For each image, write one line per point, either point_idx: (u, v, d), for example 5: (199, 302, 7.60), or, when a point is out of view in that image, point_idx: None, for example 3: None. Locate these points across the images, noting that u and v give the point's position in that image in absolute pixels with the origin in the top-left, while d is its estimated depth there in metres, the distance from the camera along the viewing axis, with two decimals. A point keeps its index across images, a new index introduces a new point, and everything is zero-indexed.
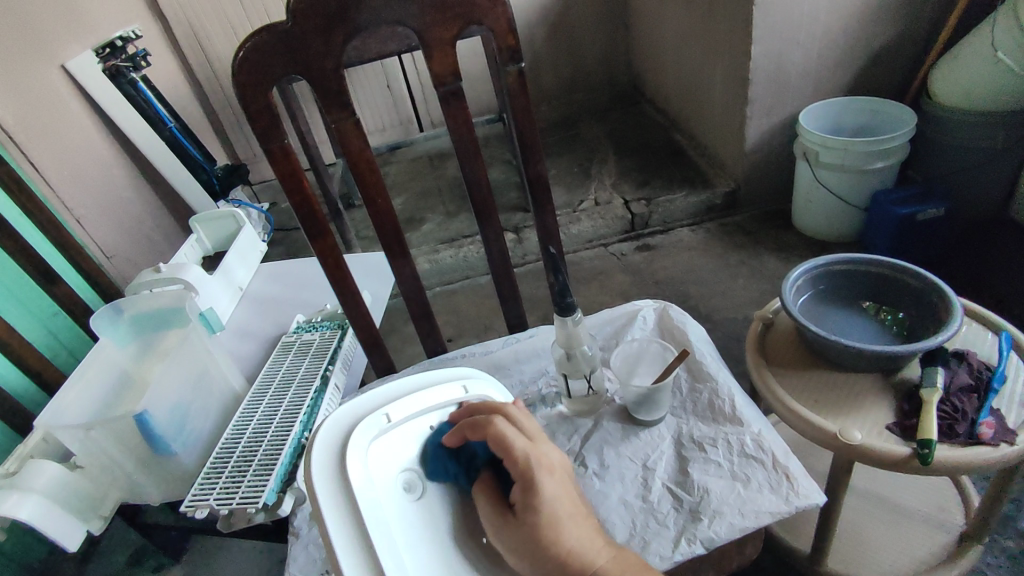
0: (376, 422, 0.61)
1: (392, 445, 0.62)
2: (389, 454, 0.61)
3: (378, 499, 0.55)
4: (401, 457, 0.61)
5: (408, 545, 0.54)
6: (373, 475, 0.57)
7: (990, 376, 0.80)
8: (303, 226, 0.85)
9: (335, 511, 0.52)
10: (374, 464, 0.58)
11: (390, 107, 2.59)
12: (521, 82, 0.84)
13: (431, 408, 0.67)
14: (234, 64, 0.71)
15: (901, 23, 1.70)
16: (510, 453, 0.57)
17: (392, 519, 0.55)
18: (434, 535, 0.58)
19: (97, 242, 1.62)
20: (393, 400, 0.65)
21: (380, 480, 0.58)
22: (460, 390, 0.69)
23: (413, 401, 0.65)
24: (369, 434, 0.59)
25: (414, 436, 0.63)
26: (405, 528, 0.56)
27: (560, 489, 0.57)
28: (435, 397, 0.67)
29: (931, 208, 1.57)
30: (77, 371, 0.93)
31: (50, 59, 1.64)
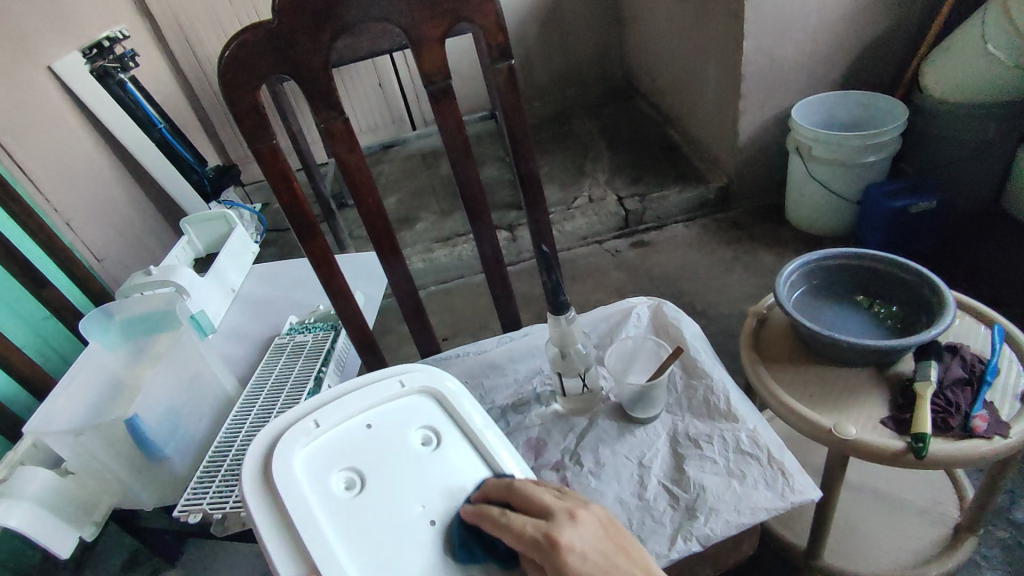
0: (304, 430, 0.65)
1: (328, 449, 0.64)
2: (328, 453, 0.64)
3: (312, 502, 0.59)
4: (338, 454, 0.64)
5: (349, 534, 0.57)
6: (307, 481, 0.61)
7: (983, 370, 0.80)
8: (293, 227, 0.84)
9: (266, 523, 0.57)
10: (311, 470, 0.62)
11: (382, 105, 2.58)
12: (511, 79, 0.83)
13: (366, 407, 0.68)
14: (220, 63, 0.70)
15: (892, 16, 1.70)
16: (528, 538, 0.56)
17: (329, 517, 0.58)
18: (381, 518, 0.59)
19: (87, 244, 1.60)
20: (326, 406, 0.68)
21: (316, 484, 0.61)
22: (397, 385, 0.70)
23: (346, 404, 0.68)
24: (297, 445, 0.63)
25: (351, 435, 0.66)
26: (345, 518, 0.58)
27: (590, 552, 0.56)
28: (368, 397, 0.69)
29: (923, 201, 1.58)
30: (65, 377, 0.92)
31: (36, 60, 1.62)
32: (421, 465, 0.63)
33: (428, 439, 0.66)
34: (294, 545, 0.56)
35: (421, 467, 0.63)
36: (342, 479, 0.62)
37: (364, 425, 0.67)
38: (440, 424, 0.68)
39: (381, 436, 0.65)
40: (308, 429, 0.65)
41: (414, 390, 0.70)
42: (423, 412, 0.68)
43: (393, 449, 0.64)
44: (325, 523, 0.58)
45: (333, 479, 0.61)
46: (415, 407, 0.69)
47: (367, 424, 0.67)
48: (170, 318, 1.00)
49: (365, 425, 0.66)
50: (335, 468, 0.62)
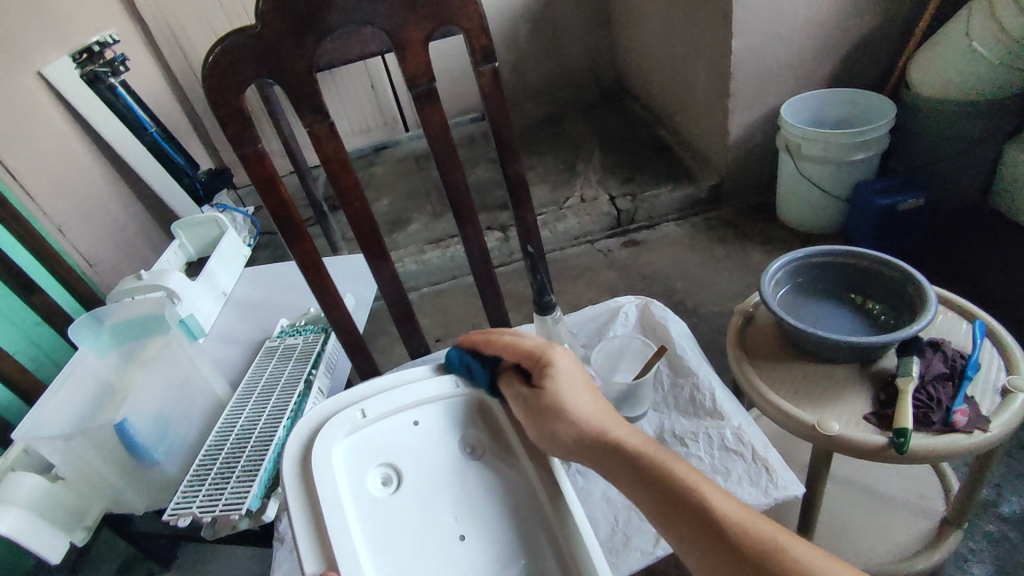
0: (349, 418, 0.64)
1: (370, 442, 0.63)
2: (370, 445, 0.63)
3: (345, 494, 0.58)
4: (380, 448, 0.62)
5: (378, 534, 0.56)
6: (344, 471, 0.60)
7: (964, 364, 0.81)
8: (280, 230, 0.85)
9: (299, 502, 0.56)
10: (349, 460, 0.61)
11: (374, 108, 2.58)
12: (495, 81, 0.84)
13: (415, 404, 0.66)
14: (204, 68, 0.70)
15: (878, 14, 1.72)
16: (523, 350, 0.66)
17: (359, 510, 0.57)
18: (416, 524, 0.58)
19: (78, 249, 1.60)
20: (376, 397, 0.66)
21: (353, 476, 0.60)
22: (451, 386, 0.68)
23: (396, 399, 0.66)
24: (342, 432, 0.62)
25: (395, 432, 0.64)
26: (376, 518, 0.57)
27: (572, 369, 0.63)
28: (417, 394, 0.67)
29: (911, 198, 1.59)
30: (55, 384, 0.92)
31: (26, 65, 1.62)
32: (459, 478, 0.61)
33: (471, 449, 0.64)
34: (318, 533, 0.54)
35: (458, 480, 0.61)
36: (379, 476, 0.61)
37: (411, 421, 0.65)
38: (484, 435, 0.65)
39: (424, 438, 0.64)
40: (355, 418, 0.64)
41: (464, 392, 0.67)
42: (469, 419, 0.66)
43: (435, 453, 0.63)
44: (354, 519, 0.56)
45: (371, 474, 0.60)
46: (461, 411, 0.66)
47: (414, 421, 0.65)
48: (159, 323, 1.00)
49: (410, 422, 0.65)
50: (373, 463, 0.61)
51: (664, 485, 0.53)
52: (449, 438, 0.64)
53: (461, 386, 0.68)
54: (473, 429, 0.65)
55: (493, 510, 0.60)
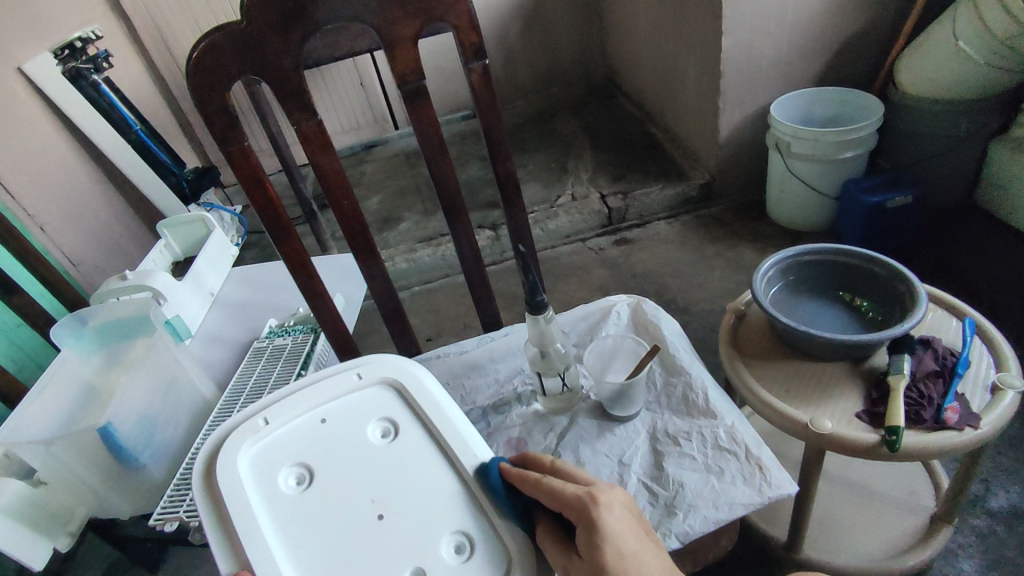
0: (251, 428, 0.62)
1: (278, 446, 0.61)
2: (278, 450, 0.61)
3: (253, 500, 0.57)
4: (289, 452, 0.61)
5: (296, 534, 0.55)
6: (251, 479, 0.59)
7: (954, 362, 0.82)
8: (268, 230, 0.83)
9: (210, 520, 0.56)
10: (256, 468, 0.60)
11: (363, 105, 2.56)
12: (485, 78, 0.83)
13: (321, 402, 0.65)
14: (188, 65, 0.69)
15: (867, 13, 1.72)
16: (564, 502, 0.55)
17: (272, 516, 0.56)
18: (331, 515, 0.56)
19: (61, 249, 1.57)
20: (278, 403, 0.65)
21: (262, 481, 0.58)
22: (354, 378, 0.66)
23: (296, 400, 0.64)
24: (243, 444, 0.61)
25: (303, 431, 0.63)
26: (291, 519, 0.56)
27: (622, 522, 0.54)
28: (320, 392, 0.65)
29: (899, 196, 1.60)
30: (36, 388, 0.90)
31: (6, 62, 1.59)
32: (375, 460, 0.60)
33: (385, 433, 0.62)
34: (232, 544, 0.54)
35: (374, 462, 0.59)
36: (290, 476, 0.59)
37: (317, 420, 0.63)
38: (400, 416, 0.63)
39: (334, 432, 0.62)
40: (256, 427, 0.62)
41: (368, 387, 0.66)
42: (381, 405, 0.64)
43: (348, 442, 0.61)
44: (269, 522, 0.56)
45: (280, 477, 0.59)
46: (371, 404, 0.64)
47: (322, 419, 0.63)
48: (145, 325, 0.99)
49: (320, 421, 0.63)
50: (283, 464, 0.60)
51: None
52: (362, 427, 0.62)
53: (363, 381, 0.66)
54: (389, 417, 0.63)
55: (413, 484, 0.58)
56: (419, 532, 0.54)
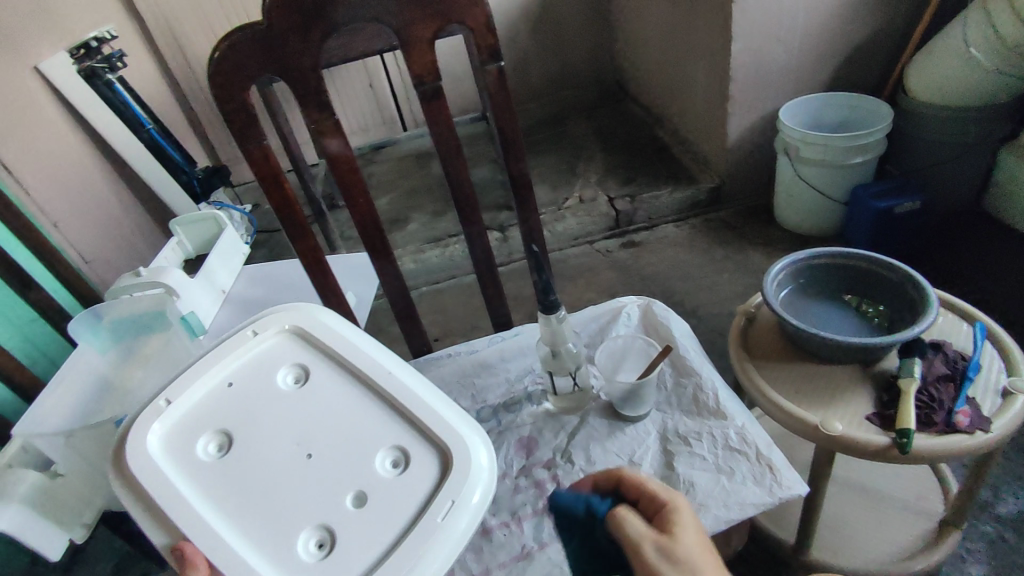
0: (156, 409, 0.63)
1: (189, 420, 0.63)
2: (192, 423, 0.63)
3: (175, 477, 0.58)
4: (202, 421, 0.63)
5: (232, 487, 0.58)
6: (167, 458, 0.60)
7: (965, 366, 0.82)
8: (284, 227, 0.84)
9: (138, 509, 0.57)
10: (171, 446, 0.61)
11: (373, 106, 2.58)
12: (501, 80, 0.84)
13: (224, 367, 0.67)
14: (210, 64, 0.70)
15: (877, 18, 1.73)
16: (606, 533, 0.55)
17: (202, 481, 0.58)
18: (261, 462, 0.59)
19: (75, 246, 1.59)
20: (178, 380, 0.65)
21: (180, 458, 0.60)
22: (250, 336, 0.69)
23: (195, 372, 0.66)
24: (151, 427, 0.61)
25: (212, 400, 0.64)
26: (222, 477, 0.58)
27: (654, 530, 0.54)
28: (221, 358, 0.67)
29: (908, 201, 1.60)
30: (54, 381, 0.92)
31: (23, 60, 1.61)
32: (292, 402, 0.64)
33: (297, 379, 0.66)
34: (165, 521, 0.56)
35: (293, 406, 0.63)
36: (210, 444, 0.61)
37: (224, 383, 0.66)
38: (308, 360, 0.67)
39: (244, 390, 0.65)
40: (159, 409, 0.63)
41: (263, 343, 0.69)
42: (286, 355, 0.68)
43: (261, 395, 0.64)
44: (198, 487, 0.58)
45: (198, 446, 0.61)
46: (274, 357, 0.68)
47: (229, 382, 0.66)
48: (160, 320, 1.00)
49: (228, 384, 0.65)
50: (198, 435, 0.62)
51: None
52: (269, 377, 0.66)
53: (258, 339, 0.69)
54: (292, 365, 0.67)
55: (331, 420, 0.62)
56: (351, 460, 0.59)
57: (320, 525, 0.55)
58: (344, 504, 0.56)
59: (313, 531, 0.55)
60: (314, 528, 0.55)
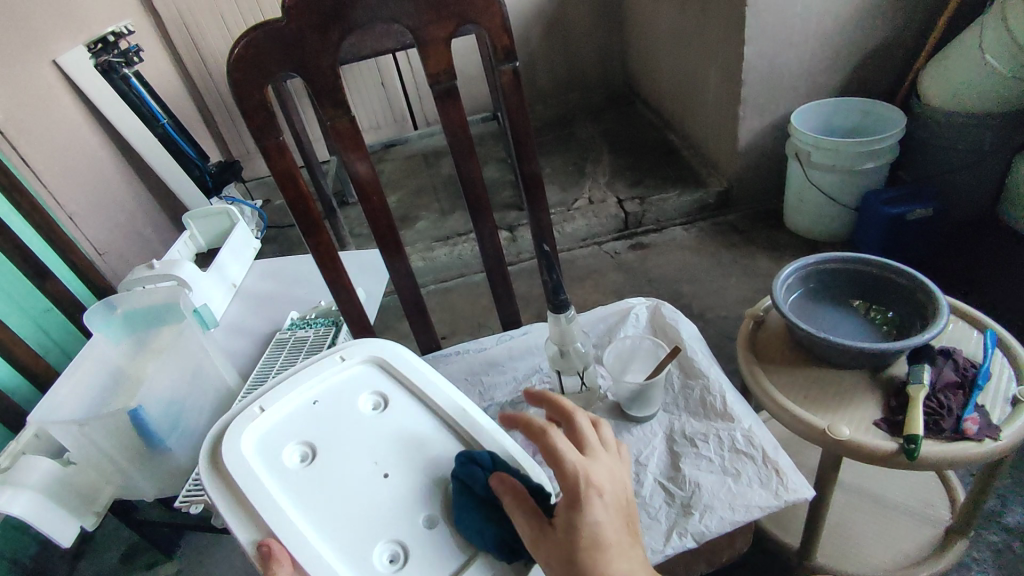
0: (247, 415, 0.65)
1: (277, 428, 0.65)
2: (278, 433, 0.65)
3: (264, 478, 0.60)
4: (288, 433, 0.65)
5: (310, 499, 0.59)
6: (256, 460, 0.62)
7: (975, 373, 0.82)
8: (298, 223, 0.85)
9: (224, 501, 0.58)
10: (260, 451, 0.63)
11: (384, 105, 2.59)
12: (515, 81, 0.84)
13: (313, 386, 0.69)
14: (230, 61, 0.71)
15: (892, 24, 1.72)
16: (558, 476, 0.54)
17: (285, 488, 0.59)
18: (341, 479, 0.60)
19: (89, 237, 1.61)
20: (271, 392, 0.68)
21: (267, 462, 0.62)
22: (338, 361, 0.72)
23: (286, 386, 0.69)
24: (242, 430, 0.64)
25: (299, 415, 0.67)
26: (302, 488, 0.60)
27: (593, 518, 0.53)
28: (310, 376, 0.70)
29: (920, 207, 1.59)
30: (69, 369, 0.93)
31: (42, 54, 1.63)
32: (373, 425, 0.66)
33: (378, 405, 0.68)
34: (249, 516, 0.57)
35: (371, 429, 0.65)
36: (296, 453, 0.63)
37: (310, 401, 0.68)
38: (391, 390, 0.70)
39: (330, 410, 0.67)
40: (253, 414, 0.65)
41: (349, 369, 0.71)
42: (370, 381, 0.70)
43: (345, 415, 0.66)
44: (280, 492, 0.59)
45: (285, 455, 0.62)
46: (357, 383, 0.70)
47: (315, 400, 0.68)
48: (173, 312, 1.01)
49: (315, 401, 0.68)
50: (286, 444, 0.64)
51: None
52: (355, 401, 0.68)
53: (343, 365, 0.71)
54: (372, 393, 0.69)
55: (410, 446, 0.64)
56: (429, 483, 0.61)
57: (395, 540, 0.56)
58: (417, 523, 0.57)
59: (387, 545, 0.56)
60: (388, 541, 0.56)
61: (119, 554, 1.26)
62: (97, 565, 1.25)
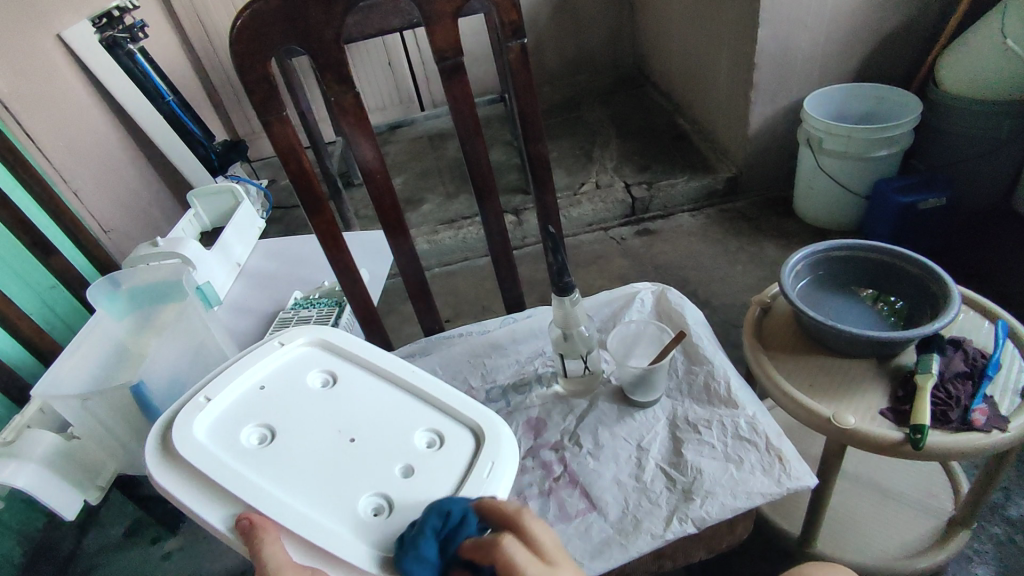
0: (194, 405, 0.61)
1: (227, 415, 0.62)
2: (230, 418, 0.62)
3: (225, 460, 0.56)
4: (240, 417, 0.62)
5: (282, 467, 0.57)
6: (213, 445, 0.58)
7: (984, 364, 0.81)
8: (301, 201, 0.84)
9: (189, 490, 0.54)
10: (213, 437, 0.59)
11: (391, 85, 2.57)
12: (523, 58, 0.82)
13: (255, 372, 0.67)
14: (232, 33, 0.70)
15: (911, 7, 1.68)
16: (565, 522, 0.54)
17: (253, 463, 0.57)
18: (308, 443, 0.60)
19: (93, 214, 1.61)
20: (213, 381, 0.65)
21: (224, 445, 0.58)
22: (277, 345, 0.70)
23: (228, 374, 0.66)
24: (191, 419, 0.60)
25: (248, 400, 0.64)
26: (270, 459, 0.58)
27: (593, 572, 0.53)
28: (251, 363, 0.67)
29: (933, 197, 1.57)
30: (72, 345, 0.94)
31: (46, 28, 1.62)
32: (328, 399, 0.65)
33: (327, 381, 0.67)
34: (217, 497, 0.54)
35: (328, 402, 0.64)
36: (252, 435, 0.60)
37: (257, 386, 0.65)
38: (337, 366, 0.69)
39: (279, 391, 0.65)
40: (198, 404, 0.62)
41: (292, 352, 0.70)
42: (315, 360, 0.69)
43: (296, 393, 0.65)
44: (249, 469, 0.56)
45: (243, 436, 0.60)
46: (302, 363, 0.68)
47: (260, 386, 0.65)
48: (176, 289, 1.01)
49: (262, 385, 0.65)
50: (241, 427, 0.61)
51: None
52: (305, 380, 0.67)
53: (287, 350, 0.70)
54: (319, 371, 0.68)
55: (369, 412, 0.64)
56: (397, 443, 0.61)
57: (375, 494, 0.56)
58: (394, 474, 0.58)
59: (369, 500, 0.56)
60: (371, 495, 0.56)
61: (123, 529, 1.28)
62: (102, 539, 1.26)
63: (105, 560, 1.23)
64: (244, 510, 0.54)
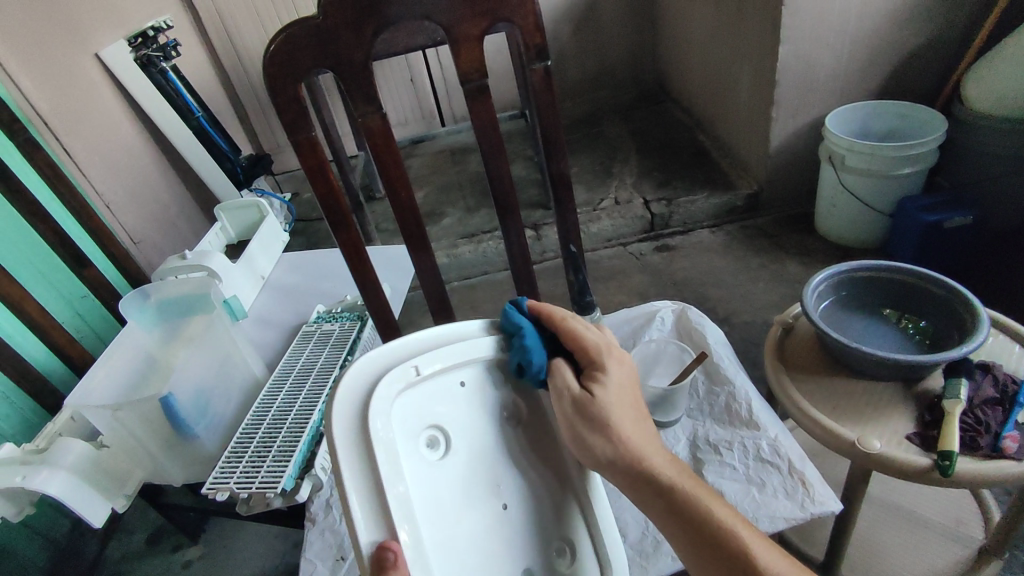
0: (405, 373, 0.58)
1: (421, 402, 0.59)
2: (418, 404, 0.58)
3: (405, 462, 0.53)
4: (429, 411, 0.59)
5: (432, 505, 0.55)
6: (398, 432, 0.55)
7: (1016, 391, 0.79)
8: (327, 217, 0.86)
9: (363, 473, 0.50)
10: (400, 422, 0.56)
11: (413, 101, 2.61)
12: (546, 80, 0.84)
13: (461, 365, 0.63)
14: (265, 57, 0.72)
15: (935, 25, 1.66)
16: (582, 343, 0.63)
17: (415, 480, 0.54)
18: (462, 492, 0.58)
19: (123, 226, 1.66)
20: (428, 353, 0.61)
21: (406, 440, 0.55)
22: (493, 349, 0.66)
23: (444, 354, 0.62)
24: (397, 387, 0.56)
25: (441, 392, 0.61)
26: (426, 488, 0.55)
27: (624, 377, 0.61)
28: (464, 352, 0.63)
29: (959, 216, 1.54)
30: (104, 355, 0.96)
31: (84, 47, 1.68)
32: (500, 443, 0.63)
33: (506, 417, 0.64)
34: (379, 509, 0.49)
35: (496, 447, 0.62)
36: (426, 439, 0.58)
37: (456, 382, 0.62)
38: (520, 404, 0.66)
39: (469, 403, 0.62)
40: (410, 374, 0.58)
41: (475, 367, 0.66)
42: (511, 386, 0.66)
43: (478, 418, 0.62)
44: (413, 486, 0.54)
45: (420, 439, 0.57)
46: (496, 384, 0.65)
47: (460, 383, 0.62)
48: (205, 302, 1.03)
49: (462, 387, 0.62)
50: (422, 425, 0.58)
51: (705, 524, 0.53)
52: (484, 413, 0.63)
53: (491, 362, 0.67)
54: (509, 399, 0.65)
55: (523, 480, 0.63)
56: (525, 535, 0.60)
57: None
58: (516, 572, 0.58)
59: None
60: None
61: (146, 536, 1.30)
62: (126, 545, 1.29)
63: (128, 567, 1.25)
64: (386, 537, 0.49)
